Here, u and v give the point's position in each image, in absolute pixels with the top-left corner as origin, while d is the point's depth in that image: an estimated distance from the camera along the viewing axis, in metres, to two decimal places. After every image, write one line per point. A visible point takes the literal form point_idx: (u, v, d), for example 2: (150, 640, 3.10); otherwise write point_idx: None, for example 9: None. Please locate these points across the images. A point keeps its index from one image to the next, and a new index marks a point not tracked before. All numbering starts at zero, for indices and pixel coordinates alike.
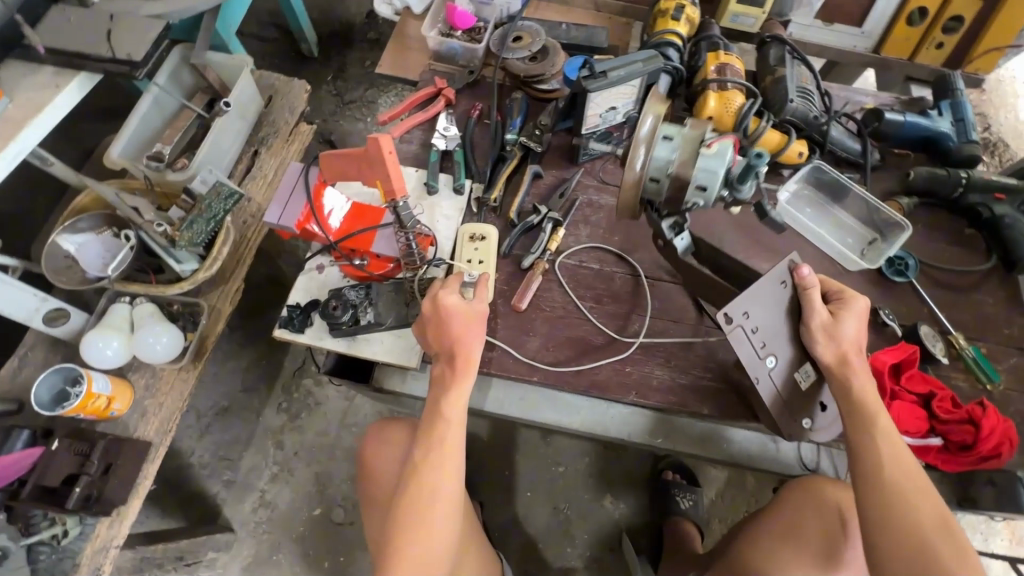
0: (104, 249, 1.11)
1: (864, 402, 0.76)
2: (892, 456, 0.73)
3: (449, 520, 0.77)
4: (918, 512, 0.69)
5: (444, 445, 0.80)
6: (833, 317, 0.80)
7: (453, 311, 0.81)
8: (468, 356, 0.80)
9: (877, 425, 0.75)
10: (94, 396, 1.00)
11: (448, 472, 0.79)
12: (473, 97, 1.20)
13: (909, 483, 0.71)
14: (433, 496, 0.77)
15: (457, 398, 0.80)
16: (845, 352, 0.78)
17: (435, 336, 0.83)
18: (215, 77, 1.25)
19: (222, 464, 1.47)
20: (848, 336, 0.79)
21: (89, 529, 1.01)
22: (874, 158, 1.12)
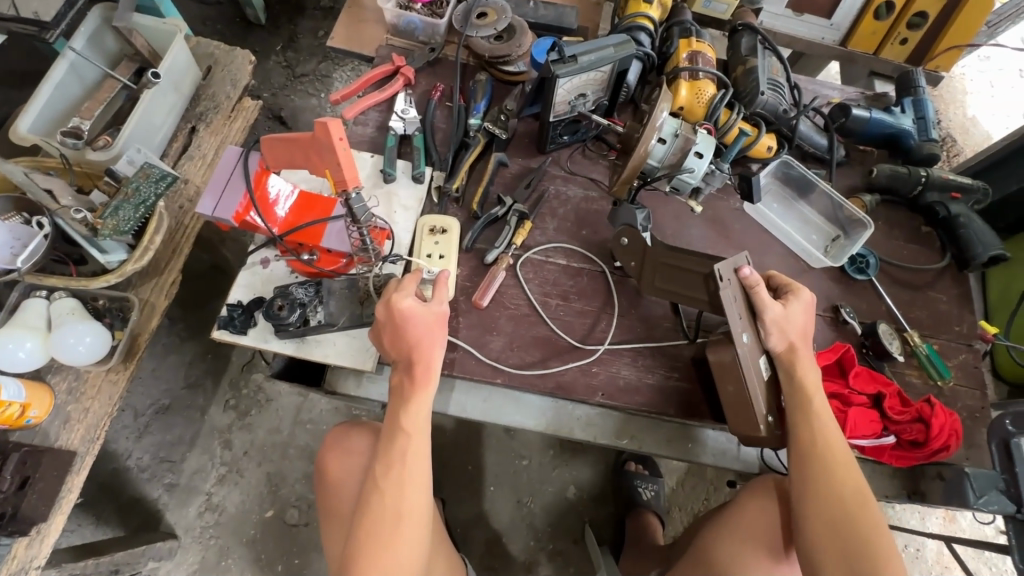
0: (14, 237, 0.95)
1: (808, 394, 0.80)
2: (829, 454, 0.78)
3: (417, 536, 0.75)
4: (849, 505, 0.76)
5: (406, 460, 0.76)
6: (783, 308, 0.82)
7: (411, 315, 0.75)
8: (429, 366, 0.76)
9: (817, 421, 0.79)
10: (4, 404, 0.89)
11: (413, 487, 0.76)
12: (435, 77, 1.12)
13: (842, 480, 0.77)
14: (398, 513, 0.74)
15: (417, 411, 0.76)
16: (793, 345, 0.82)
17: (393, 343, 0.77)
18: (142, 43, 1.13)
19: (163, 466, 1.37)
20: (795, 326, 0.82)
21: (3, 551, 0.91)
22: (840, 155, 1.12)
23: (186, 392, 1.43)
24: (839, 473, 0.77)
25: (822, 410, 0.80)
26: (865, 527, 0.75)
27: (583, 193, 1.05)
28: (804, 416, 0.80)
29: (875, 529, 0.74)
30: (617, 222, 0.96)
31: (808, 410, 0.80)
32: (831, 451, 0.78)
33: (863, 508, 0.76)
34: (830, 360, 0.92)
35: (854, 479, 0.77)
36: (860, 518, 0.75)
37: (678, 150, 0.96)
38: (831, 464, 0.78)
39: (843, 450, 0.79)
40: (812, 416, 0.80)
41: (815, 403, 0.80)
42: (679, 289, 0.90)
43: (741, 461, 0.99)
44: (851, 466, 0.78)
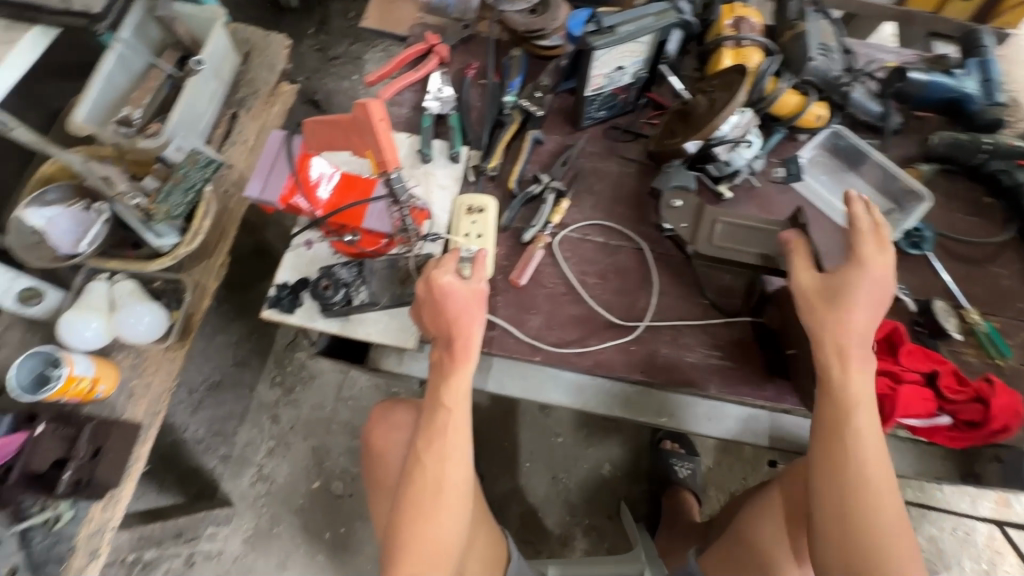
0: (76, 224, 1.03)
1: (846, 391, 0.72)
2: (860, 472, 0.70)
3: (456, 510, 0.77)
4: (876, 529, 0.69)
5: (446, 436, 0.78)
6: (832, 284, 0.74)
7: (449, 292, 0.77)
8: (468, 344, 0.77)
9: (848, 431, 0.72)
10: (77, 378, 0.96)
11: (453, 462, 0.78)
12: (468, 54, 1.11)
13: (870, 483, 0.70)
14: (439, 484, 0.77)
15: (456, 386, 0.77)
16: (843, 332, 0.72)
17: (432, 320, 0.79)
18: (185, 32, 1.22)
19: (217, 439, 1.45)
20: (855, 305, 0.72)
21: (82, 513, 0.99)
22: (897, 121, 1.05)
23: (235, 369, 1.49)
24: (871, 494, 0.70)
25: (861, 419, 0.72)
26: (890, 544, 0.68)
27: (621, 169, 1.03)
28: (833, 427, 0.73)
29: (897, 550, 0.68)
30: (669, 184, 0.96)
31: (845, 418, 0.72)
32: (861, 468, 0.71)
33: (892, 534, 0.69)
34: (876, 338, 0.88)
35: (891, 504, 0.70)
36: (884, 526, 0.69)
37: (745, 126, 0.95)
38: (863, 481, 0.70)
39: (882, 469, 0.71)
40: (847, 426, 0.72)
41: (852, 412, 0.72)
42: (739, 249, 0.90)
43: (782, 440, 0.96)
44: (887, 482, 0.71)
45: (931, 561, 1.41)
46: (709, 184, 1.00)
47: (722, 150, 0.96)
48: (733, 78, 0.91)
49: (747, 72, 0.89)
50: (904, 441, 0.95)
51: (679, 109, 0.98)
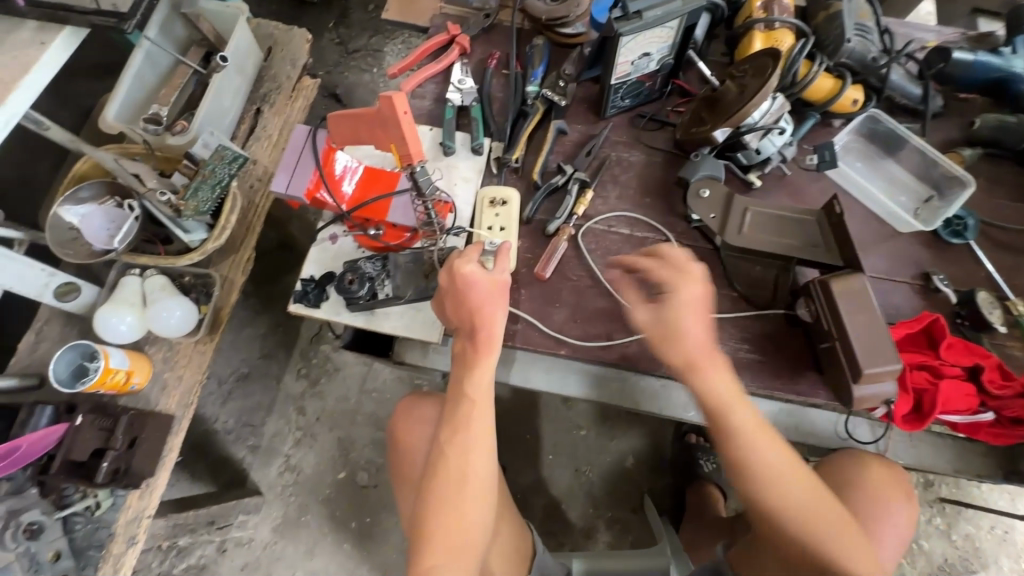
0: (110, 220, 1.05)
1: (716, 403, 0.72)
2: (785, 496, 0.71)
3: (482, 501, 0.76)
4: (805, 515, 0.71)
5: (469, 426, 0.77)
6: (659, 313, 0.74)
7: (472, 281, 0.76)
8: (491, 334, 0.76)
9: (755, 464, 0.71)
10: (113, 371, 0.99)
11: (477, 452, 0.77)
12: (489, 44, 1.09)
13: (778, 475, 0.71)
14: (462, 475, 0.75)
15: (480, 377, 0.77)
16: (697, 361, 0.72)
17: (454, 310, 0.78)
18: (208, 28, 1.21)
19: (246, 430, 1.48)
20: (691, 332, 0.73)
21: (120, 500, 1.02)
22: (937, 104, 1.01)
23: (262, 361, 1.52)
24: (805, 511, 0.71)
25: (757, 444, 0.71)
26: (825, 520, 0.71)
27: (646, 158, 1.01)
28: (736, 466, 0.72)
29: (830, 521, 0.71)
30: (699, 173, 0.93)
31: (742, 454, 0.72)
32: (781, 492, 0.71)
33: (818, 510, 0.71)
34: (915, 331, 0.85)
35: (797, 479, 0.71)
36: (810, 510, 0.71)
37: (777, 111, 0.92)
38: (792, 506, 0.71)
39: (780, 453, 0.72)
40: (751, 456, 0.72)
41: (747, 444, 0.71)
42: (773, 239, 0.88)
43: (814, 436, 0.93)
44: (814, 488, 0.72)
45: (967, 558, 1.37)
46: (738, 173, 0.97)
47: (753, 137, 0.93)
48: (766, 62, 0.88)
49: (781, 56, 0.86)
50: (943, 436, 0.92)
51: (708, 96, 0.95)
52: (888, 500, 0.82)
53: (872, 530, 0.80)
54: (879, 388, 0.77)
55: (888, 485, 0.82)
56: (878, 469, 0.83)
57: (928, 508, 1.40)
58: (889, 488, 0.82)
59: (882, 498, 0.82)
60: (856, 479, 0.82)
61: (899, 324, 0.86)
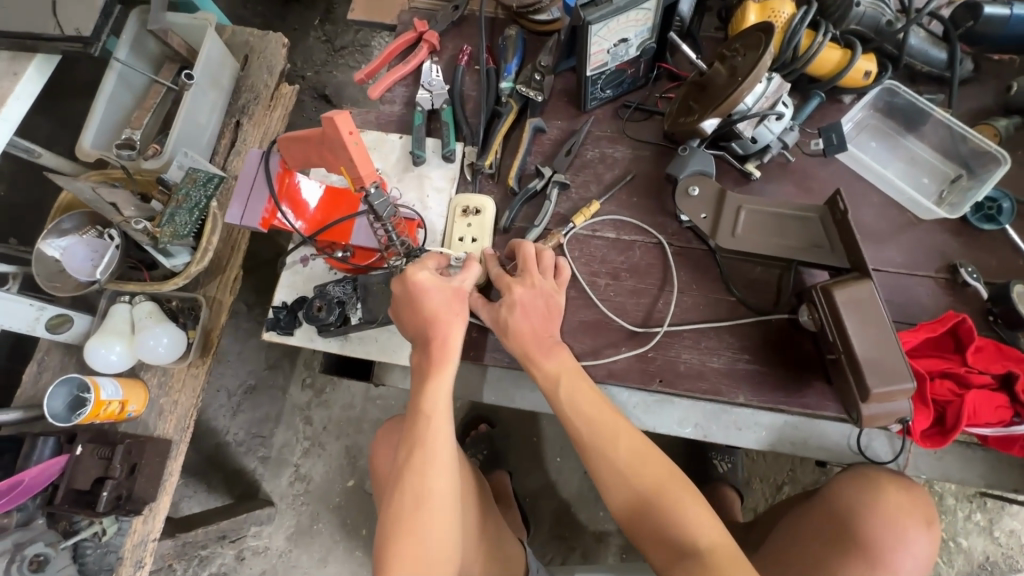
0: (92, 251, 1.05)
1: (549, 380, 0.72)
2: (618, 465, 0.68)
3: (445, 524, 0.66)
4: (640, 488, 0.67)
5: (426, 445, 0.68)
6: (497, 312, 0.76)
7: (427, 288, 0.71)
8: (446, 340, 0.70)
9: (586, 433, 0.70)
10: (105, 403, 0.99)
11: (436, 470, 0.67)
12: (461, 38, 1.02)
13: (611, 445, 0.69)
14: (423, 497, 0.66)
15: (436, 388, 0.69)
16: (528, 350, 0.73)
17: (410, 317, 0.72)
18: (179, 43, 1.15)
19: (256, 441, 1.49)
20: (522, 329, 0.74)
21: (125, 525, 1.05)
22: (966, 69, 0.89)
23: (268, 373, 1.52)
24: (640, 475, 0.68)
25: (585, 413, 0.70)
26: (670, 494, 0.66)
27: (634, 153, 0.93)
28: (577, 439, 0.71)
29: (677, 495, 0.66)
30: (688, 168, 0.85)
31: (575, 426, 0.71)
32: (611, 463, 0.69)
33: (660, 484, 0.67)
34: (938, 334, 0.76)
35: (631, 449, 0.69)
36: (646, 479, 0.67)
37: (773, 95, 0.82)
38: (624, 471, 0.68)
39: (616, 423, 0.70)
40: (587, 426, 0.70)
41: (572, 410, 0.71)
42: (772, 240, 0.80)
43: (823, 450, 0.85)
44: (650, 455, 0.69)
45: (1009, 556, 1.27)
46: (734, 163, 0.88)
47: (746, 126, 0.83)
48: (759, 38, 0.78)
49: (775, 30, 0.76)
50: (971, 447, 0.83)
51: (694, 81, 0.86)
52: (903, 523, 0.74)
53: (887, 559, 0.73)
54: (893, 407, 0.69)
55: (905, 508, 0.75)
56: (893, 491, 0.76)
57: (966, 504, 1.30)
58: (907, 512, 0.75)
59: (897, 524, 0.74)
60: (868, 503, 0.75)
61: (918, 326, 0.76)
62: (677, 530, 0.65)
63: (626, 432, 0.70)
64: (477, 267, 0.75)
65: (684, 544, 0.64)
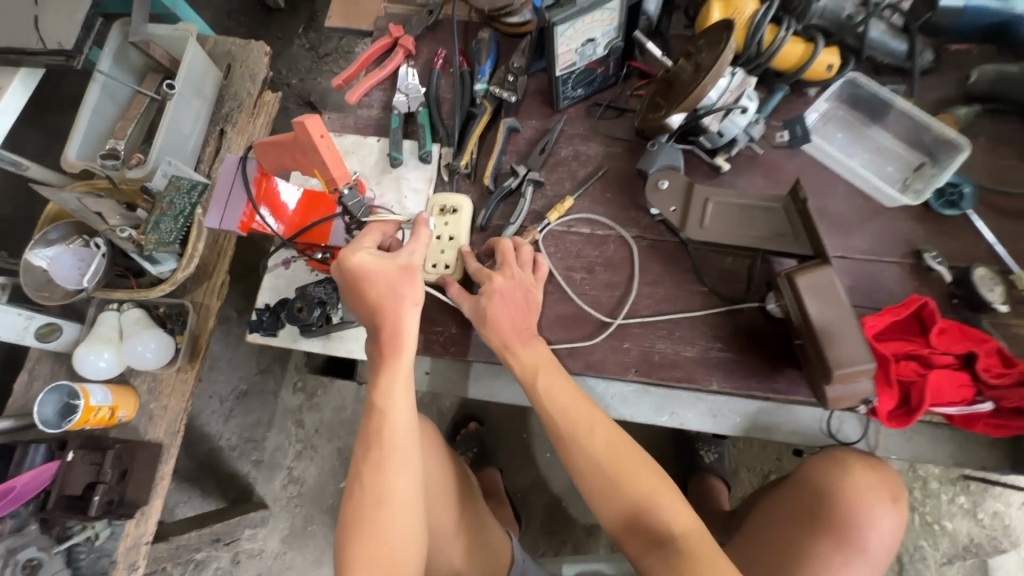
0: (79, 260, 1.05)
1: (528, 373, 0.74)
2: (588, 455, 0.70)
3: (407, 518, 0.68)
4: (611, 478, 0.69)
5: (385, 442, 0.69)
6: (477, 303, 0.78)
7: (367, 270, 0.70)
8: (397, 326, 0.70)
9: (561, 425, 0.72)
10: (95, 409, 1.01)
11: (395, 467, 0.69)
12: (436, 42, 1.04)
13: (582, 437, 0.71)
14: (381, 494, 0.68)
15: (390, 384, 0.70)
16: (507, 340, 0.76)
17: (357, 305, 0.72)
18: (161, 54, 1.18)
19: (249, 445, 1.51)
20: (501, 319, 0.76)
21: (118, 529, 1.06)
22: (927, 59, 0.91)
23: (259, 378, 1.53)
24: (611, 467, 0.69)
25: (561, 407, 0.73)
26: (643, 483, 0.68)
27: (606, 150, 0.95)
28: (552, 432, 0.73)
29: (648, 484, 0.68)
30: (658, 163, 0.87)
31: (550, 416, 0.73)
32: (588, 456, 0.70)
33: (633, 474, 0.69)
34: (902, 317, 0.78)
35: (604, 441, 0.71)
36: (618, 469, 0.69)
37: (738, 89, 0.84)
38: (596, 462, 0.70)
39: (590, 416, 0.73)
40: (560, 419, 0.72)
41: (546, 404, 0.73)
42: (740, 231, 0.82)
43: (796, 433, 0.87)
44: (622, 446, 0.71)
45: (994, 538, 1.29)
46: (704, 158, 0.91)
47: (712, 119, 0.85)
48: (720, 35, 0.80)
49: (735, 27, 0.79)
50: (941, 427, 0.85)
51: (661, 78, 0.89)
52: (871, 502, 0.76)
53: (854, 537, 0.75)
54: (858, 389, 0.71)
55: (872, 487, 0.77)
56: (860, 471, 0.78)
57: (951, 487, 1.32)
58: (875, 491, 0.77)
59: (863, 502, 0.76)
60: (835, 483, 0.77)
61: (884, 308, 0.78)
62: (649, 519, 0.66)
63: (598, 424, 0.72)
64: (424, 238, 0.74)
65: (657, 533, 0.66)
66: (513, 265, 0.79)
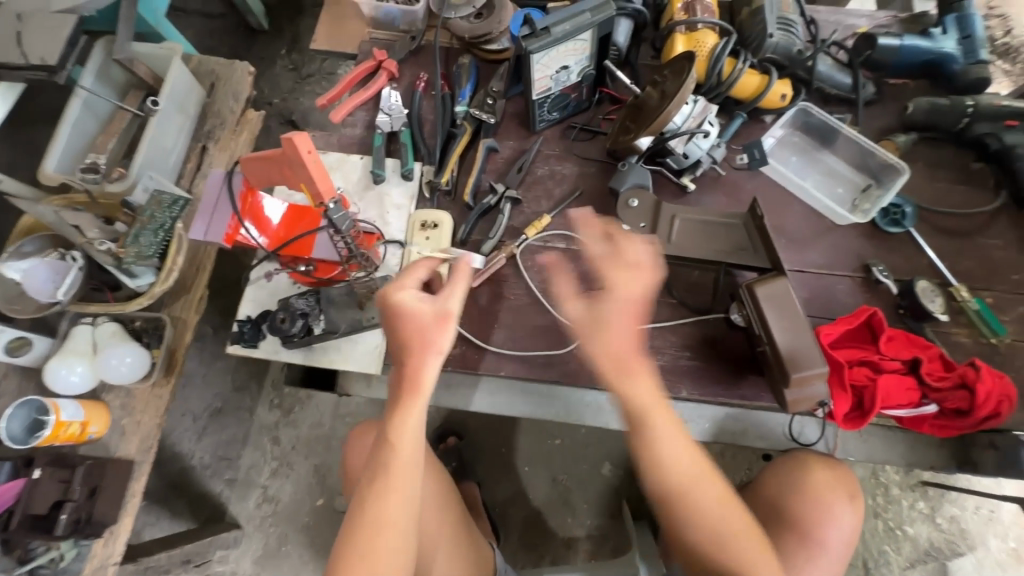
0: (54, 272, 1.04)
1: (646, 415, 0.65)
2: (704, 512, 0.64)
3: (397, 546, 0.67)
4: (725, 537, 0.64)
5: (389, 474, 0.68)
6: (592, 308, 0.66)
7: (408, 310, 0.68)
8: (418, 372, 0.67)
9: (675, 476, 0.65)
10: (65, 424, 0.99)
11: (396, 498, 0.68)
12: (418, 66, 1.09)
13: (701, 490, 0.65)
14: (380, 521, 0.67)
15: (406, 423, 0.68)
16: (622, 367, 0.64)
17: (389, 337, 0.70)
18: (145, 71, 1.19)
19: (222, 464, 1.48)
20: (615, 338, 0.64)
21: (85, 550, 1.03)
22: (869, 91, 1.00)
23: (234, 395, 1.51)
24: (724, 524, 0.64)
25: (679, 457, 0.65)
26: (747, 546, 0.64)
27: (580, 170, 1.01)
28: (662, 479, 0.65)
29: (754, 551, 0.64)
30: (627, 182, 0.93)
31: (650, 457, 0.65)
32: (699, 509, 0.65)
33: (743, 535, 0.64)
34: (853, 326, 0.84)
35: (720, 496, 0.65)
36: (733, 529, 0.64)
37: (699, 115, 0.92)
38: (710, 520, 0.64)
39: (704, 466, 0.66)
40: (672, 469, 0.65)
41: (657, 451, 0.65)
42: (704, 246, 0.88)
43: (761, 437, 0.92)
44: (733, 504, 0.65)
45: (952, 541, 1.35)
46: (671, 178, 0.97)
47: (678, 142, 0.92)
48: (683, 66, 0.87)
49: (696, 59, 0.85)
50: (893, 430, 0.91)
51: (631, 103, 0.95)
52: (830, 499, 0.82)
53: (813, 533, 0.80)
54: (815, 392, 0.76)
55: (830, 485, 0.82)
56: (819, 470, 0.83)
57: (910, 493, 1.38)
58: (832, 489, 0.82)
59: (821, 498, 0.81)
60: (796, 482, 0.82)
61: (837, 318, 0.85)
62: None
63: (702, 471, 0.65)
64: (465, 281, 0.70)
65: None
66: (625, 261, 0.68)
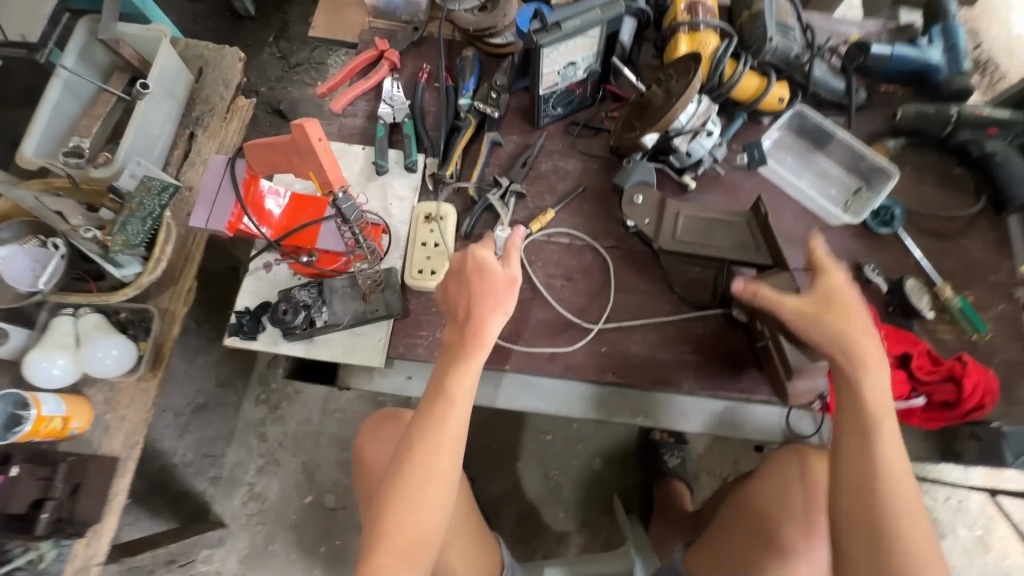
0: (34, 261, 1.00)
1: (866, 402, 0.66)
2: (890, 511, 0.63)
3: (438, 500, 0.69)
4: (903, 541, 0.62)
5: (442, 426, 0.69)
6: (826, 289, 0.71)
7: (481, 269, 0.70)
8: (482, 330, 0.69)
9: (881, 471, 0.64)
10: (47, 418, 0.95)
11: (441, 452, 0.69)
12: (420, 57, 1.08)
13: (899, 489, 0.64)
14: (426, 479, 0.68)
15: (463, 376, 0.69)
16: (867, 359, 0.67)
17: (455, 295, 0.72)
18: (130, 53, 1.15)
19: (206, 461, 1.44)
20: (865, 320, 0.69)
21: (66, 551, 0.99)
22: (860, 97, 1.04)
23: (219, 391, 1.47)
24: (903, 528, 0.62)
25: (893, 455, 0.65)
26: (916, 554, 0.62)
27: (583, 166, 1.01)
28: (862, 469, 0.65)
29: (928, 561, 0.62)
30: (632, 179, 0.94)
31: (865, 443, 0.66)
32: (885, 508, 0.63)
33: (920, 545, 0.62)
34: None
35: (907, 496, 0.64)
36: (911, 534, 0.62)
37: (704, 114, 0.92)
38: (896, 519, 0.63)
39: (902, 465, 0.65)
40: (876, 463, 0.65)
41: (873, 440, 0.65)
42: (706, 244, 0.89)
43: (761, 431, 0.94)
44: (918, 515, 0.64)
45: None
46: (673, 176, 0.99)
47: (681, 141, 0.93)
48: (688, 66, 0.88)
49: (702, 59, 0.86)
50: None
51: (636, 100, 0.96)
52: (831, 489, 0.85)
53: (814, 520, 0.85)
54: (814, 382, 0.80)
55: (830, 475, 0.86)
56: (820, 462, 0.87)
57: None
58: None
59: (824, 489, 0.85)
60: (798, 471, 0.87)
61: None
62: None
63: (902, 471, 0.65)
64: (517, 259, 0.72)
65: None
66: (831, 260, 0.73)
